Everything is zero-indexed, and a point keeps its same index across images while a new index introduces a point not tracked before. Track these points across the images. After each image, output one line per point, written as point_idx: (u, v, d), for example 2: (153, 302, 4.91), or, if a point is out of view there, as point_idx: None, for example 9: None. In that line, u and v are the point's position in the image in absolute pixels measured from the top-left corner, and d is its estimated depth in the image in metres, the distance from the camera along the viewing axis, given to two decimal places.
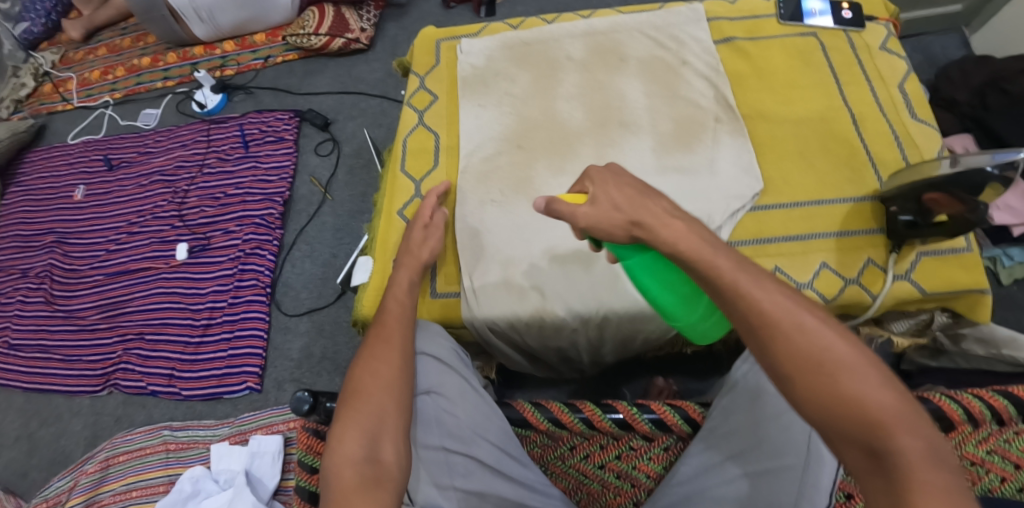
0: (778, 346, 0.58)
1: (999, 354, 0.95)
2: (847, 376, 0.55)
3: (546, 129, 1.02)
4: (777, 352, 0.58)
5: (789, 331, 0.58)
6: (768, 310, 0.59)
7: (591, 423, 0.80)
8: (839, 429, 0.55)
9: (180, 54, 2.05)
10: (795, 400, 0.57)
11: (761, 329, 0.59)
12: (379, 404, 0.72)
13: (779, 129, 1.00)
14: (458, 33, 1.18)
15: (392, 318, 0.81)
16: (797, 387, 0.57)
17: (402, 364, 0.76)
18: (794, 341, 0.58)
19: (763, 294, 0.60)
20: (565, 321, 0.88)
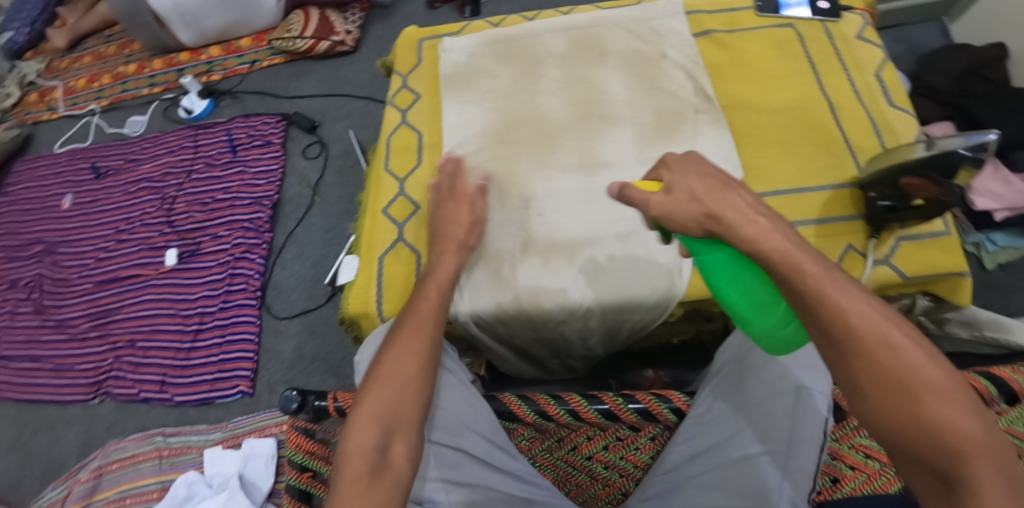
0: (862, 362, 0.54)
1: (982, 336, 0.98)
2: (934, 400, 0.52)
3: (528, 124, 1.03)
4: (858, 368, 0.55)
5: (877, 346, 0.54)
6: (854, 321, 0.55)
7: (577, 413, 0.82)
8: (914, 451, 0.52)
9: (166, 61, 2.05)
10: (870, 417, 0.55)
11: (843, 341, 0.55)
12: (398, 395, 0.72)
13: (759, 119, 1.01)
14: (439, 33, 1.19)
15: (426, 309, 0.80)
16: (876, 405, 0.54)
17: (424, 360, 0.76)
18: (881, 358, 0.54)
19: (853, 304, 0.55)
20: (548, 313, 0.89)
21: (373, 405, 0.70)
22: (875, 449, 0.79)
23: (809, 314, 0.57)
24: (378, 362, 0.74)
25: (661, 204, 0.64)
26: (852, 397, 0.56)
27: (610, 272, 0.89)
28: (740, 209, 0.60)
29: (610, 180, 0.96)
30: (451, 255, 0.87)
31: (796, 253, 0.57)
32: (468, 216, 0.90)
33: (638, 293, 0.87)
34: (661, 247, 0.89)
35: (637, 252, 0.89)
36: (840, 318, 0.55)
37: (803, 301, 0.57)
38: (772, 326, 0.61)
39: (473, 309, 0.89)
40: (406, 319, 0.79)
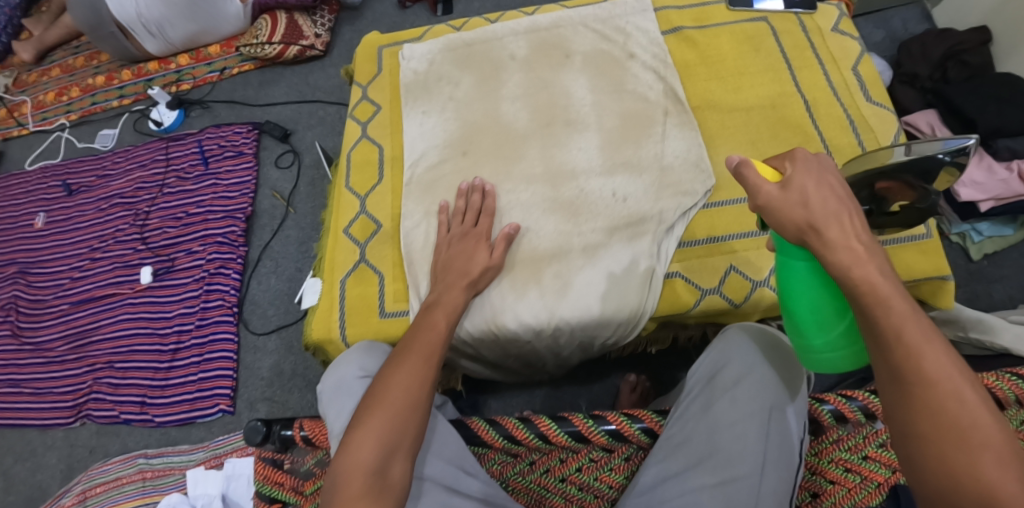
0: (922, 407, 0.51)
1: (965, 337, 0.93)
2: (989, 465, 0.48)
3: (490, 133, 0.99)
4: (914, 409, 0.52)
5: (942, 394, 0.51)
6: (925, 364, 0.52)
7: (546, 437, 0.79)
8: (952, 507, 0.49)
9: (134, 71, 1.99)
10: (913, 461, 0.52)
11: (906, 380, 0.52)
12: (403, 422, 0.68)
13: (729, 118, 0.97)
14: (400, 39, 1.15)
15: (434, 337, 0.76)
16: (924, 451, 0.51)
17: (429, 383, 0.72)
18: (942, 408, 0.51)
19: (930, 348, 0.52)
20: (518, 334, 0.85)
21: (375, 429, 0.67)
22: (855, 462, 0.72)
23: (876, 345, 0.55)
24: (383, 383, 0.71)
25: (771, 196, 0.60)
26: (899, 438, 0.53)
27: (578, 287, 0.85)
28: (845, 232, 0.57)
29: (575, 189, 0.92)
30: (458, 292, 0.81)
31: (886, 289, 0.54)
32: (486, 259, 0.84)
33: (607, 310, 0.84)
34: (634, 261, 0.86)
35: (607, 265, 0.86)
36: (909, 358, 0.52)
37: (874, 331, 0.54)
38: (826, 343, 0.62)
39: (460, 333, 0.87)
40: (410, 343, 0.75)
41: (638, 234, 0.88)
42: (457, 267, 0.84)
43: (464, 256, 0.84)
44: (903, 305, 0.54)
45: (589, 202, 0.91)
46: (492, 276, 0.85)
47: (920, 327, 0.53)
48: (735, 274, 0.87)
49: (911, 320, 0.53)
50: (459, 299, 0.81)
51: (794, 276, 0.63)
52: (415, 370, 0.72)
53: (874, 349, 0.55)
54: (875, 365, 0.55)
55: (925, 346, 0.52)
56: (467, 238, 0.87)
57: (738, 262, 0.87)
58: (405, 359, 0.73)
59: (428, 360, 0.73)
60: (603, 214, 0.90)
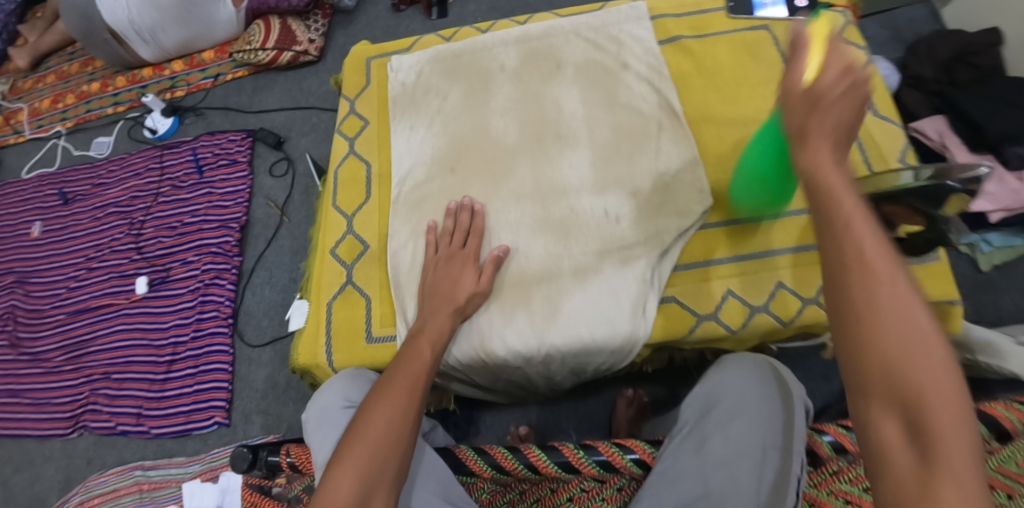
0: (861, 288, 0.49)
1: (973, 361, 0.92)
2: (917, 346, 0.47)
3: (478, 148, 0.96)
4: (853, 287, 0.50)
5: (881, 275, 0.49)
6: (866, 246, 0.50)
7: (534, 467, 0.78)
8: (882, 386, 0.47)
9: (129, 77, 1.98)
10: (847, 342, 0.50)
11: (848, 262, 0.50)
12: (384, 457, 0.66)
13: (727, 133, 0.94)
14: (388, 50, 1.12)
15: (418, 365, 0.74)
16: (857, 330, 0.49)
17: (413, 416, 0.70)
18: (880, 288, 0.49)
19: (871, 236, 0.51)
20: (508, 361, 0.84)
21: (355, 465, 0.64)
22: (855, 493, 0.70)
23: (822, 230, 0.53)
24: (364, 417, 0.68)
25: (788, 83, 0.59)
26: (837, 318, 0.51)
27: (568, 312, 0.83)
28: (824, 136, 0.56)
29: (566, 208, 0.89)
30: (443, 317, 0.79)
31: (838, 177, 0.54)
32: (474, 284, 0.82)
33: (598, 337, 0.81)
34: (626, 284, 0.83)
35: (598, 290, 0.83)
36: (850, 241, 0.51)
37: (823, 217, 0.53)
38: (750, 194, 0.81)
39: (448, 360, 0.85)
40: (393, 371, 0.73)
41: (630, 257, 0.85)
42: (443, 293, 0.81)
43: (449, 281, 0.82)
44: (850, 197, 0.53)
45: (581, 222, 0.88)
46: (478, 303, 0.83)
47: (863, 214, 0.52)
48: (732, 299, 0.84)
49: (856, 208, 0.52)
50: (444, 327, 0.78)
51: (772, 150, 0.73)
52: (397, 401, 0.70)
53: (820, 235, 0.53)
54: (820, 250, 0.53)
55: (866, 234, 0.51)
56: (454, 262, 0.84)
57: (735, 287, 0.85)
58: (389, 387, 0.71)
59: (412, 391, 0.71)
60: (594, 235, 0.87)
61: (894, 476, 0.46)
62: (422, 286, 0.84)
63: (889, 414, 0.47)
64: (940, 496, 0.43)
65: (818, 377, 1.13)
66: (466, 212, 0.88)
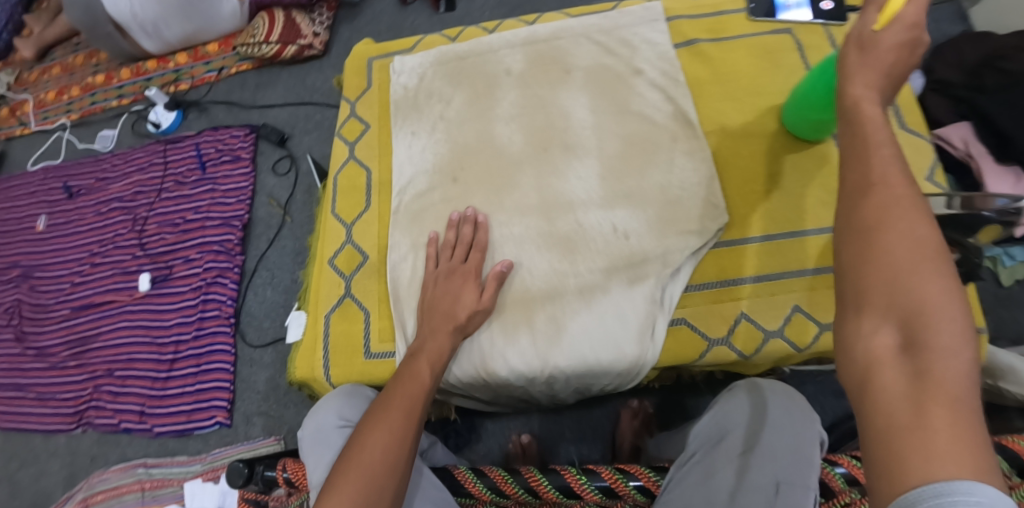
0: (875, 206, 0.51)
1: (994, 386, 0.90)
2: (924, 265, 0.47)
3: (482, 157, 0.93)
4: (867, 206, 0.51)
5: (896, 198, 0.50)
6: (886, 172, 0.52)
7: (535, 491, 0.75)
8: (883, 300, 0.48)
9: (133, 70, 1.95)
10: (853, 257, 0.51)
11: (867, 185, 0.52)
12: (380, 486, 0.63)
13: (744, 145, 0.90)
14: (391, 49, 1.09)
15: (416, 388, 0.71)
16: (863, 246, 0.50)
17: (410, 442, 0.67)
18: (892, 209, 0.50)
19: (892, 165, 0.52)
20: (509, 380, 0.81)
21: (347, 497, 0.61)
22: None
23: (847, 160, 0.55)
24: (358, 447, 0.66)
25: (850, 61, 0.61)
26: (847, 236, 0.52)
27: (572, 332, 0.80)
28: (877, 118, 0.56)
29: (572, 223, 0.86)
30: (443, 337, 0.77)
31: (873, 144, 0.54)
32: (474, 302, 0.79)
33: (603, 359, 0.79)
34: (634, 303, 0.80)
35: (604, 311, 0.80)
36: (873, 167, 0.53)
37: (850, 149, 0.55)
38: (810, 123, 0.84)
39: (449, 378, 0.83)
40: (389, 394, 0.71)
41: (639, 277, 0.82)
42: (444, 313, 0.78)
43: (450, 298, 0.79)
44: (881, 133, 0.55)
45: (587, 238, 0.85)
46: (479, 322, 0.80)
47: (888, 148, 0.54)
48: (746, 323, 0.81)
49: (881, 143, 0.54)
50: (443, 348, 0.76)
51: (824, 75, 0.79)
52: (393, 430, 0.67)
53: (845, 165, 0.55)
54: (843, 178, 0.55)
55: (887, 162, 0.52)
56: (456, 278, 0.81)
57: (749, 310, 0.81)
58: (385, 414, 0.68)
59: (409, 418, 0.68)
60: (602, 253, 0.84)
61: (882, 397, 0.45)
62: (423, 305, 0.81)
63: (885, 328, 0.47)
64: (926, 411, 0.43)
65: (829, 393, 1.10)
66: (467, 226, 0.85)
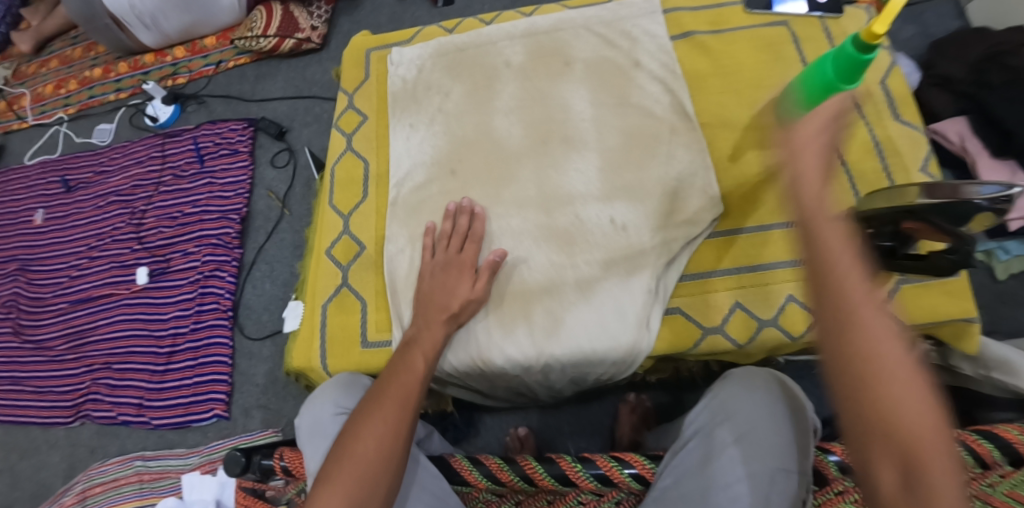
0: (861, 354, 0.53)
1: (988, 376, 0.90)
2: (918, 397, 0.51)
3: (480, 150, 0.93)
4: (857, 353, 0.54)
5: (880, 336, 0.53)
6: (864, 309, 0.54)
7: (530, 479, 0.77)
8: (884, 443, 0.51)
9: (131, 63, 1.95)
10: (858, 408, 0.53)
11: (849, 322, 0.54)
12: (374, 477, 0.64)
13: (741, 137, 0.90)
14: (390, 41, 1.09)
15: (411, 380, 0.72)
16: (868, 399, 0.53)
17: (406, 433, 0.68)
18: (870, 334, 0.54)
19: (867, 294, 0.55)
20: (505, 369, 0.81)
21: (341, 490, 0.62)
22: None
23: (824, 287, 0.57)
24: (354, 440, 0.66)
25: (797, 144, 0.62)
26: (846, 378, 0.54)
27: (569, 325, 0.80)
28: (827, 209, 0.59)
29: (571, 216, 0.87)
30: (436, 327, 0.77)
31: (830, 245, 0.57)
32: (469, 291, 0.79)
33: (598, 348, 0.79)
34: (632, 294, 0.81)
35: (603, 303, 0.81)
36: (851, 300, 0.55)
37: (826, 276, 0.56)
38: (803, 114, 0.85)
39: (444, 366, 0.83)
40: (384, 383, 0.71)
41: (637, 269, 0.82)
42: (437, 303, 0.79)
43: (445, 287, 0.80)
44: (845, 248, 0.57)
45: (585, 231, 0.86)
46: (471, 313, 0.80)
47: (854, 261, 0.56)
48: (739, 312, 0.82)
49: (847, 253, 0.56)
50: (436, 338, 0.77)
51: (829, 69, 0.79)
52: (388, 420, 0.67)
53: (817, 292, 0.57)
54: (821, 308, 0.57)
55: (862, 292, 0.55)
56: (453, 268, 0.81)
57: (743, 299, 0.83)
58: (380, 404, 0.69)
59: (405, 407, 0.69)
60: (600, 245, 0.84)
61: None
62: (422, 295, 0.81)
63: (891, 470, 0.51)
64: None
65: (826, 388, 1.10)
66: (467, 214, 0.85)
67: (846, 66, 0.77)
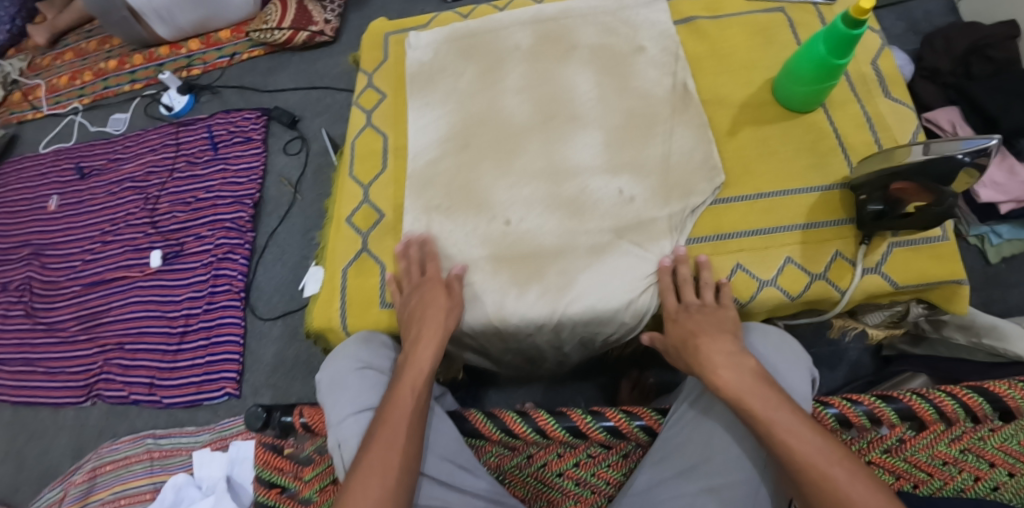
0: (818, 485, 0.61)
1: (979, 343, 0.95)
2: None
3: (491, 126, 0.98)
4: (818, 489, 0.60)
5: (824, 463, 0.61)
6: (800, 447, 0.62)
7: (544, 431, 0.80)
8: None
9: (146, 55, 2.00)
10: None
11: (794, 467, 0.62)
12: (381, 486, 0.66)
13: (740, 114, 0.95)
14: (406, 26, 1.14)
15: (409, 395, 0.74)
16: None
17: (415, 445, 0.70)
18: (824, 473, 0.61)
19: (801, 436, 0.63)
20: (520, 328, 0.86)
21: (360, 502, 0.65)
22: None
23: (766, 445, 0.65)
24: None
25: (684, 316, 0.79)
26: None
27: (579, 286, 0.85)
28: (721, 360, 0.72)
29: (579, 185, 0.91)
30: (431, 348, 0.79)
31: (752, 402, 0.66)
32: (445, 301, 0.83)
33: (608, 307, 0.84)
34: (641, 258, 0.86)
35: (612, 266, 0.86)
36: (788, 444, 0.63)
37: (763, 436, 0.65)
38: (795, 89, 0.90)
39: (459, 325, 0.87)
40: (376, 431, 0.70)
41: (644, 236, 0.87)
42: (416, 361, 0.77)
43: (431, 329, 0.80)
44: (760, 400, 0.66)
45: (592, 200, 0.90)
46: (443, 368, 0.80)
47: (770, 403, 0.66)
48: (742, 273, 0.86)
49: (760, 397, 0.66)
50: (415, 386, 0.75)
51: (819, 46, 0.84)
52: (389, 476, 0.67)
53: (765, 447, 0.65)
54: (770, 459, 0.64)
55: (796, 434, 0.63)
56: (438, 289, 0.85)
57: (745, 261, 0.86)
58: (379, 455, 0.68)
59: (407, 461, 0.69)
60: (608, 214, 0.89)
61: None
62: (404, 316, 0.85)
63: None
64: None
65: None
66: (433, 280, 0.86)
67: (836, 42, 0.82)
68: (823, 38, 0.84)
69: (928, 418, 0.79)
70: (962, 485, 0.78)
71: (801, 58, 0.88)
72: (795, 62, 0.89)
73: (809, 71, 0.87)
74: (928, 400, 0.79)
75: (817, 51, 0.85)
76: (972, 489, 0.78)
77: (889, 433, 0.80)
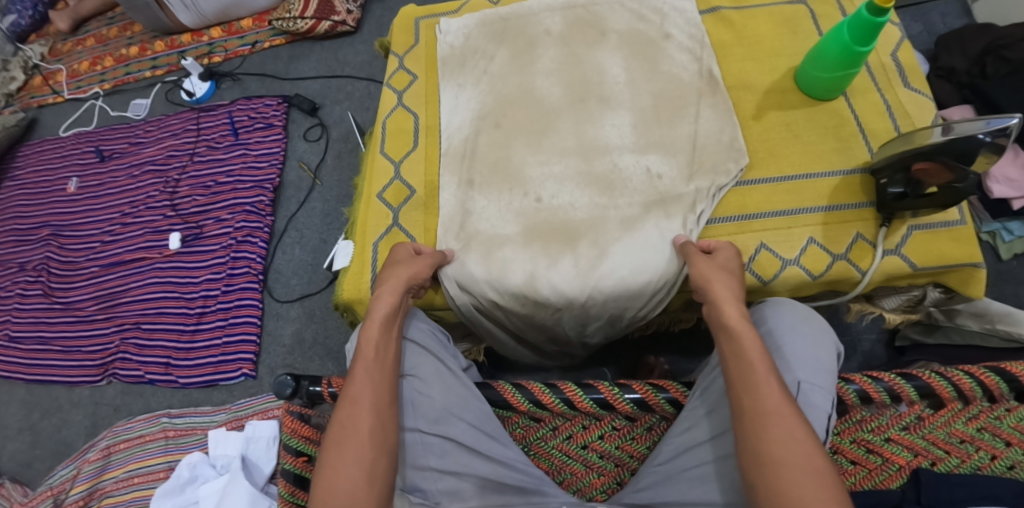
0: (776, 438, 0.62)
1: (993, 329, 0.97)
2: (821, 483, 0.59)
3: (524, 106, 1.00)
4: (771, 441, 0.62)
5: (792, 427, 0.63)
6: (777, 406, 0.64)
7: (571, 402, 0.83)
8: None
9: (167, 43, 2.03)
10: (762, 489, 0.62)
11: (762, 414, 0.64)
12: (353, 417, 0.71)
13: (764, 100, 0.98)
14: (437, 11, 1.17)
15: (373, 332, 0.78)
16: (777, 476, 0.61)
17: (380, 384, 0.75)
18: (791, 434, 0.62)
19: (780, 397, 0.65)
20: (552, 300, 0.88)
21: (350, 448, 0.69)
22: (877, 444, 0.81)
23: (742, 390, 0.67)
24: (331, 468, 0.68)
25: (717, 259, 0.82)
26: (752, 464, 0.63)
27: (614, 257, 0.88)
28: (728, 300, 0.75)
29: (609, 164, 0.94)
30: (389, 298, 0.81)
31: (753, 353, 0.68)
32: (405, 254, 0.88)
33: (640, 281, 0.87)
34: (671, 233, 0.88)
35: (647, 236, 0.88)
36: (766, 398, 0.65)
37: (745, 378, 0.67)
38: (816, 77, 0.93)
39: (492, 294, 0.89)
40: (346, 390, 0.74)
41: (673, 213, 0.90)
42: (371, 315, 0.80)
43: (390, 283, 0.83)
44: (762, 364, 0.67)
45: (624, 178, 0.93)
46: (402, 315, 0.82)
47: (767, 362, 0.68)
48: (765, 252, 0.89)
49: (761, 352, 0.68)
50: (373, 339, 0.77)
51: (843, 33, 0.87)
52: (361, 434, 0.70)
53: (742, 391, 0.67)
54: (740, 402, 0.66)
55: (778, 395, 0.65)
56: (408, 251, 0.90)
57: (768, 241, 0.89)
58: (349, 413, 0.72)
59: (378, 422, 0.72)
60: (638, 191, 0.92)
61: None
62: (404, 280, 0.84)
63: None
64: None
65: None
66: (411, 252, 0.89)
67: (861, 29, 0.85)
68: (847, 25, 0.87)
69: (946, 396, 0.80)
70: (978, 464, 0.79)
71: (823, 45, 0.91)
72: (817, 50, 0.92)
73: (831, 58, 0.90)
74: (947, 378, 0.81)
75: (840, 37, 0.88)
76: (990, 468, 0.79)
77: (908, 410, 0.82)
